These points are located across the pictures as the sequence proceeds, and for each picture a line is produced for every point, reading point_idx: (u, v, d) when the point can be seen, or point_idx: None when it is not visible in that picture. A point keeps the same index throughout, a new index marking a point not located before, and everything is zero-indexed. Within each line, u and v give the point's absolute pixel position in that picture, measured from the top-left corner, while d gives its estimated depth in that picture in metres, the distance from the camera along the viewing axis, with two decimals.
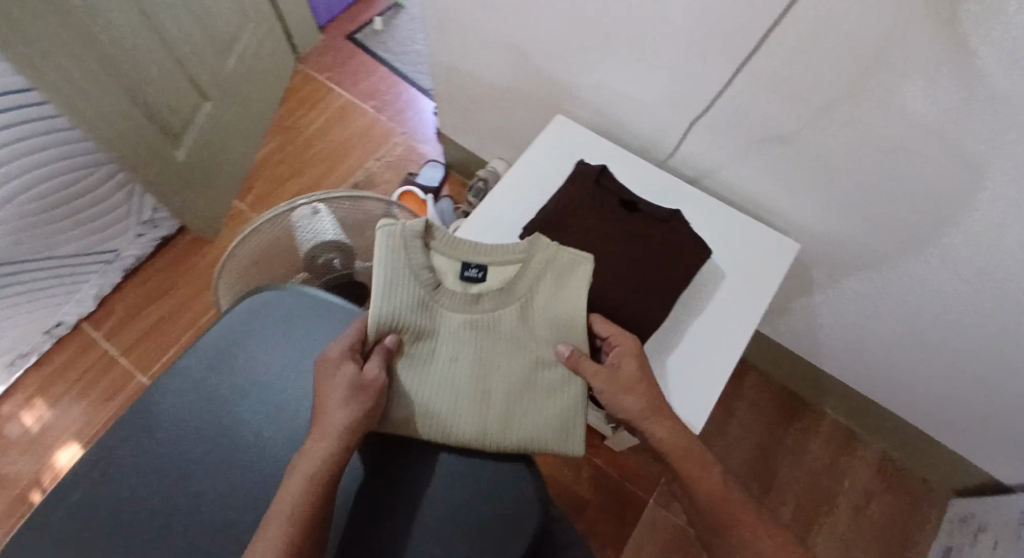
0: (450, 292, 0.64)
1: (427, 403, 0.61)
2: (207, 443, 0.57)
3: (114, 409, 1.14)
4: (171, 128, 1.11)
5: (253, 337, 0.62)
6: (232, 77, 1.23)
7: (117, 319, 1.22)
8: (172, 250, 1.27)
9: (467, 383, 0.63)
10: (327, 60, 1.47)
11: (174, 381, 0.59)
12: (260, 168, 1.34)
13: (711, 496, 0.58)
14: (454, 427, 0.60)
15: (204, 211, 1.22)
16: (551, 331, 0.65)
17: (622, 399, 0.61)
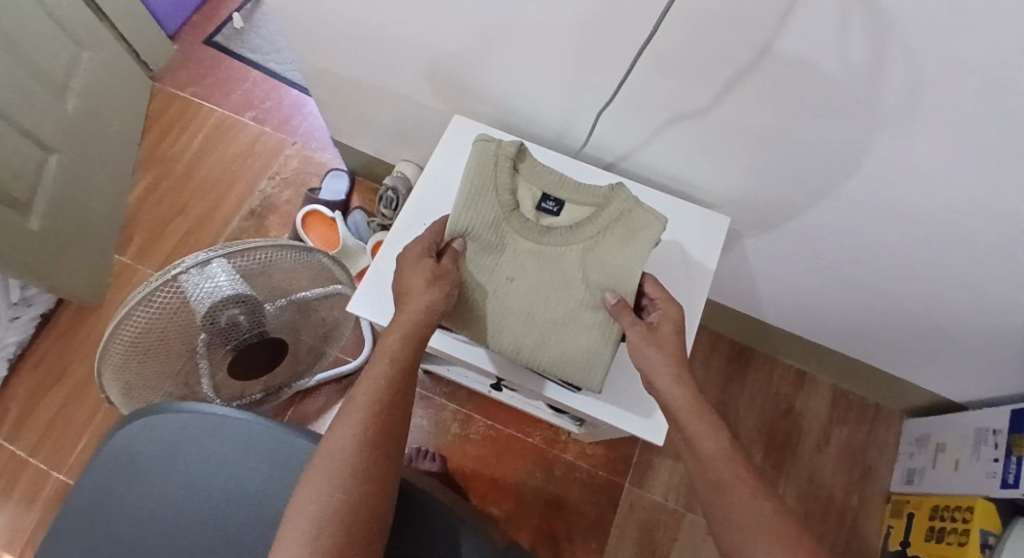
0: (524, 217, 0.65)
1: (472, 306, 0.63)
2: None
3: (36, 518, 0.97)
4: (17, 199, 0.92)
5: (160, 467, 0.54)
6: (75, 119, 1.05)
7: (14, 416, 1.03)
8: (58, 325, 1.09)
9: (510, 302, 0.64)
10: (188, 72, 1.29)
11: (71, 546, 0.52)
12: (139, 213, 1.18)
13: (719, 452, 0.50)
14: (490, 332, 0.64)
15: (83, 279, 1.06)
16: (601, 279, 0.63)
17: (647, 352, 0.56)
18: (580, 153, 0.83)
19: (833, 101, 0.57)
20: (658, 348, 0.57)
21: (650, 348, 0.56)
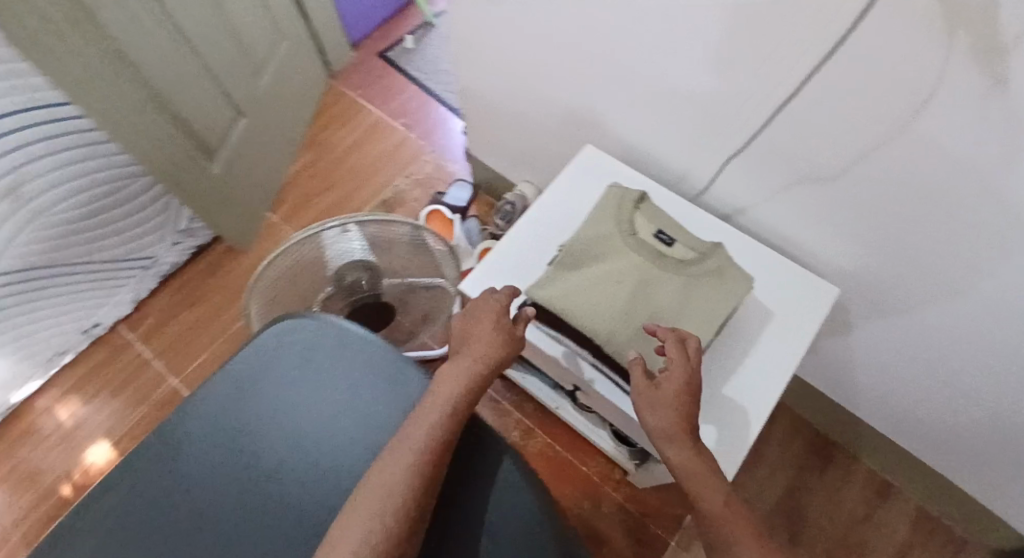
0: (636, 239, 0.70)
1: (573, 295, 0.68)
2: (231, 493, 0.61)
3: (143, 414, 1.16)
4: (207, 144, 1.13)
5: (281, 365, 0.67)
6: (266, 94, 1.25)
7: (151, 323, 1.24)
8: (208, 258, 1.29)
9: (607, 302, 0.67)
10: (359, 76, 1.48)
11: (195, 423, 0.64)
12: (293, 184, 1.35)
13: (716, 512, 0.52)
14: (582, 321, 0.66)
15: (240, 224, 1.24)
16: (693, 309, 0.67)
17: (653, 416, 0.57)
18: (698, 201, 0.88)
19: (960, 186, 0.57)
20: (664, 404, 0.57)
21: (647, 412, 0.57)
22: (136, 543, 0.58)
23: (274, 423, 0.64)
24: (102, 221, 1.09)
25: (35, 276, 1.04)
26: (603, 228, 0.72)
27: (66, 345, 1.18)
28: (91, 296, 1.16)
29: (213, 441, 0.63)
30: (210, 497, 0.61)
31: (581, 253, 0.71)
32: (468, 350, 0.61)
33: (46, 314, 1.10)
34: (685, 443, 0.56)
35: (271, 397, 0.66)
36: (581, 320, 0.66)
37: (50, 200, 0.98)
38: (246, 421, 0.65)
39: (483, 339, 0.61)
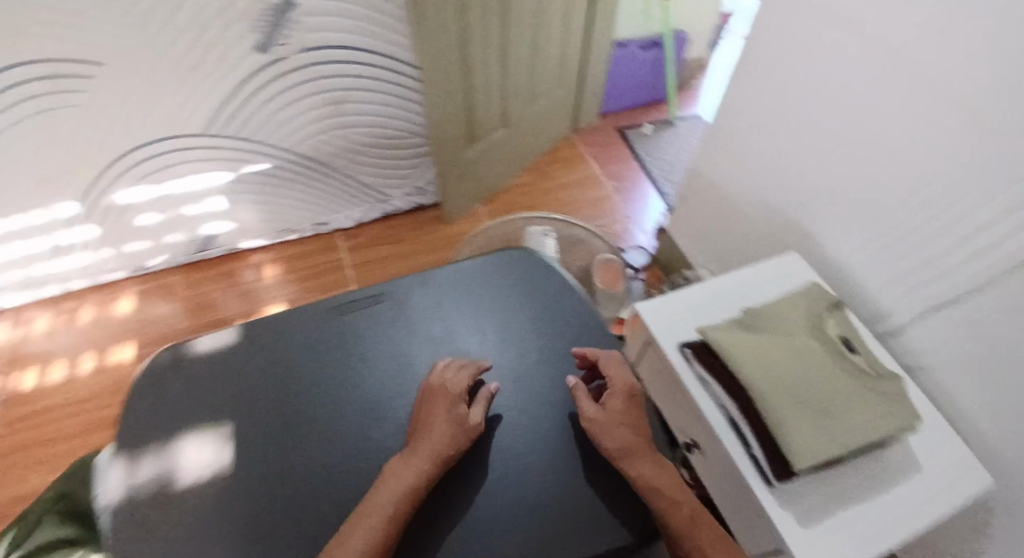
0: (818, 334, 0.79)
1: (749, 344, 0.76)
2: (424, 341, 0.75)
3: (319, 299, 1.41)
4: (473, 133, 1.40)
5: (500, 276, 0.84)
6: (529, 119, 1.52)
7: (360, 241, 1.52)
8: (419, 217, 1.57)
9: (778, 363, 0.74)
10: (596, 137, 1.73)
11: (417, 291, 0.81)
12: (506, 192, 1.60)
13: (683, 520, 0.57)
14: (750, 366, 0.73)
15: (460, 199, 1.50)
16: (855, 408, 0.71)
17: (613, 431, 0.63)
18: (881, 340, 0.92)
19: None
20: (613, 432, 0.63)
21: (610, 430, 0.63)
22: (345, 341, 0.74)
23: (477, 311, 0.80)
24: (377, 151, 1.40)
25: (317, 164, 1.37)
26: (791, 313, 0.81)
27: (299, 227, 1.49)
28: (337, 199, 1.47)
29: (428, 303, 0.80)
30: (408, 338, 0.75)
31: (765, 322, 0.80)
32: (422, 442, 0.60)
33: (304, 195, 1.42)
34: (645, 458, 0.62)
35: (482, 295, 0.82)
36: (749, 365, 0.73)
37: (361, 117, 1.31)
38: (458, 302, 0.80)
39: (438, 426, 0.61)
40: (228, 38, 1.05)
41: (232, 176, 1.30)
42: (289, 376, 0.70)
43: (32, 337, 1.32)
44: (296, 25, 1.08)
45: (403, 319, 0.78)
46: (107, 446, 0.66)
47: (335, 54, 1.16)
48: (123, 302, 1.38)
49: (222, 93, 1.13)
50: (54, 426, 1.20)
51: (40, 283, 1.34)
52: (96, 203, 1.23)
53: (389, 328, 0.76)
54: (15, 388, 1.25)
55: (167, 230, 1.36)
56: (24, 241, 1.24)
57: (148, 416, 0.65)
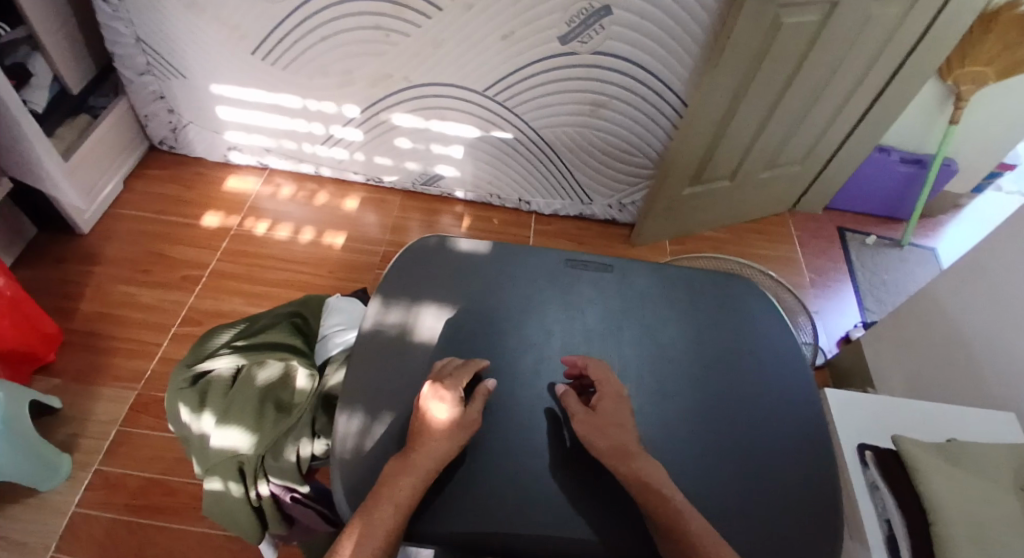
0: None
1: (940, 473, 0.65)
2: (623, 321, 0.78)
3: None
4: (700, 175, 1.41)
5: (724, 298, 0.82)
6: (756, 183, 1.50)
7: (549, 229, 1.61)
8: (610, 229, 1.61)
9: (973, 507, 0.62)
10: (810, 226, 1.67)
11: (635, 277, 0.83)
12: (698, 239, 1.59)
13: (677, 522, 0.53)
14: (933, 497, 0.63)
15: (654, 228, 1.52)
16: None
17: (599, 435, 0.60)
18: None
19: None
20: (603, 433, 0.60)
21: (597, 434, 0.60)
22: (555, 292, 0.80)
23: (687, 319, 0.79)
24: (605, 158, 1.46)
25: (549, 148, 1.46)
26: (1011, 460, 0.67)
27: (505, 196, 1.61)
28: (549, 188, 1.56)
29: (644, 290, 0.81)
30: (611, 314, 0.78)
31: (973, 456, 0.67)
32: (419, 445, 0.58)
33: (524, 170, 1.53)
34: (631, 457, 0.58)
35: (699, 308, 0.80)
36: (934, 494, 0.63)
37: (608, 126, 1.38)
38: (671, 301, 0.81)
39: (437, 431, 0.59)
40: (543, 22, 1.18)
41: (479, 134, 1.45)
42: (501, 296, 0.77)
43: (275, 198, 1.57)
44: (600, 30, 1.19)
45: (614, 295, 0.80)
46: (336, 296, 0.87)
47: (618, 64, 1.25)
48: (350, 201, 1.61)
49: (512, 66, 1.28)
50: (262, 271, 1.40)
51: (299, 159, 1.59)
52: (373, 115, 1.45)
53: (597, 296, 0.80)
54: (249, 229, 1.48)
55: (408, 156, 1.55)
56: (308, 121, 1.48)
57: (397, 278, 0.77)
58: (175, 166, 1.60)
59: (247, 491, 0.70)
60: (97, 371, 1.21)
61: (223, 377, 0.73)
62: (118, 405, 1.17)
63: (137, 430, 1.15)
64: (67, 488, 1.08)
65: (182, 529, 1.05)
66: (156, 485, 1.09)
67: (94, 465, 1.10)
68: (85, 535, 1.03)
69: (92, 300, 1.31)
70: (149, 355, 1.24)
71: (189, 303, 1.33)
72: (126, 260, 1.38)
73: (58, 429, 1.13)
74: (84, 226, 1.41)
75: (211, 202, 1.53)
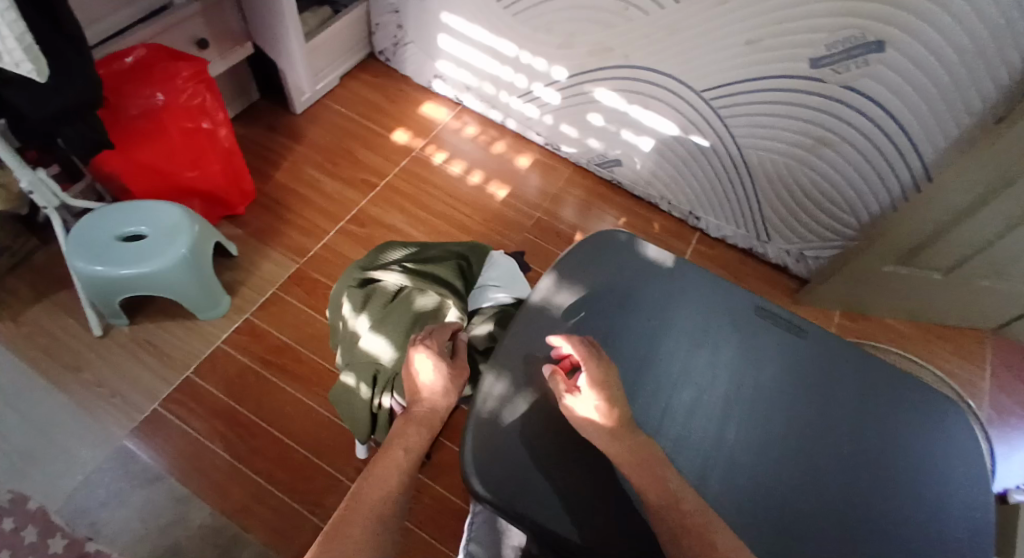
0: None
1: None
2: (812, 383, 0.67)
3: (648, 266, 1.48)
4: (913, 257, 1.23)
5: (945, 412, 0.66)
6: (974, 289, 1.27)
7: (710, 253, 1.51)
8: (775, 276, 1.48)
9: None
10: (1015, 359, 1.41)
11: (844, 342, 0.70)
12: (872, 321, 1.41)
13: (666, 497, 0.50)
14: None
15: (828, 292, 1.38)
16: None
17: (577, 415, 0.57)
18: None
19: None
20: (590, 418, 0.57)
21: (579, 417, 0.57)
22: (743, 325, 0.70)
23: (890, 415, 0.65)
24: (805, 201, 1.32)
25: (747, 174, 1.34)
26: None
27: (676, 205, 1.53)
28: (729, 211, 1.45)
29: (849, 359, 0.68)
30: (801, 371, 0.67)
31: None
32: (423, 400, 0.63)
33: (708, 186, 1.43)
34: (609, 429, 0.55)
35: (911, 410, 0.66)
36: None
37: (823, 169, 1.24)
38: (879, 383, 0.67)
39: (439, 387, 0.64)
40: (800, 38, 1.06)
41: (678, 134, 1.37)
42: (674, 309, 0.71)
43: (459, 134, 1.62)
44: (862, 64, 1.04)
45: (811, 351, 0.68)
46: (499, 252, 0.88)
47: (866, 107, 1.10)
48: (524, 159, 1.62)
49: (742, 76, 1.18)
50: (428, 198, 1.46)
51: (492, 104, 1.62)
52: (578, 83, 1.42)
53: (794, 346, 0.69)
54: (428, 155, 1.55)
55: (596, 134, 1.51)
56: (514, 71, 1.50)
57: (575, 261, 0.74)
58: (384, 77, 1.70)
59: (372, 396, 0.77)
60: (270, 235, 1.35)
61: (388, 290, 0.79)
62: (277, 270, 1.30)
63: (285, 297, 1.26)
64: (220, 324, 1.22)
65: (294, 398, 1.15)
66: (285, 351, 1.20)
67: (245, 314, 1.24)
68: (222, 369, 1.17)
69: (284, 173, 1.45)
70: (312, 238, 1.35)
71: (359, 205, 1.42)
72: (320, 148, 1.51)
73: (227, 272, 1.28)
74: (297, 107, 1.56)
75: (404, 120, 1.61)
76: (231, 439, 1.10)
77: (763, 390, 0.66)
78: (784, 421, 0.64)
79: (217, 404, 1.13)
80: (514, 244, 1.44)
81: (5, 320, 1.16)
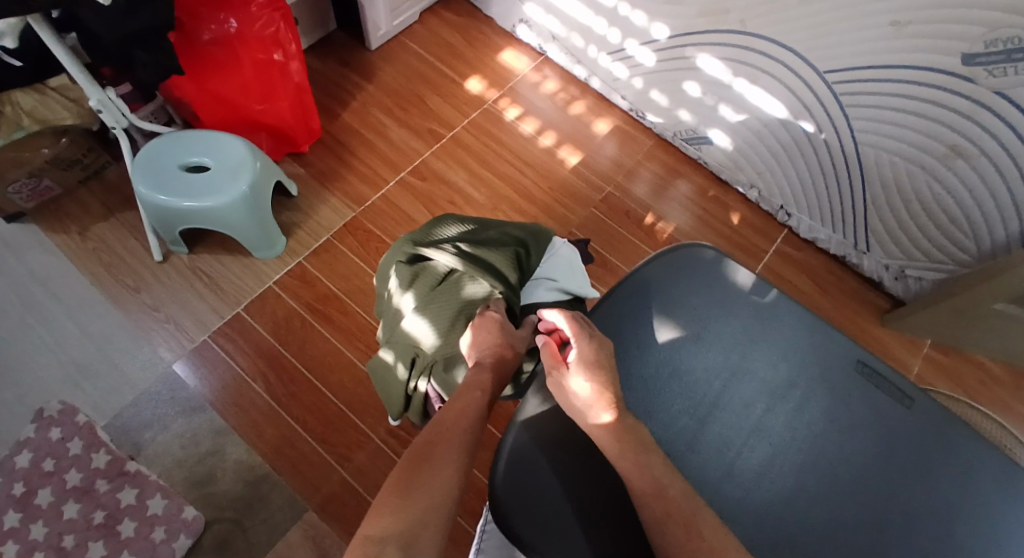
0: None
1: None
2: (905, 467, 0.57)
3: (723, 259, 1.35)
4: None
5: None
6: None
7: (794, 254, 1.37)
8: (864, 291, 1.33)
9: None
10: None
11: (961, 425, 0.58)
12: (968, 360, 1.25)
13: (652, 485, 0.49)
14: None
15: (923, 322, 1.22)
16: None
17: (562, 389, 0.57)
18: None
19: None
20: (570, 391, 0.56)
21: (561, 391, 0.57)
22: (832, 380, 0.61)
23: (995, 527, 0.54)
24: (920, 216, 1.15)
25: (856, 174, 1.18)
26: None
27: (766, 196, 1.38)
28: (825, 211, 1.29)
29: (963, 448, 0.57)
30: (893, 449, 0.57)
31: None
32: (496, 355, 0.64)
33: (808, 181, 1.27)
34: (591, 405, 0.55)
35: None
36: None
37: (950, 183, 1.06)
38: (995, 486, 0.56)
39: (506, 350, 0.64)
40: (956, 27, 0.88)
41: (785, 117, 1.20)
42: (751, 348, 0.62)
43: (537, 88, 1.50)
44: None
45: (912, 429, 0.58)
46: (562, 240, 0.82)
47: (1022, 121, 0.91)
48: (602, 124, 1.49)
49: (875, 63, 1.00)
50: (494, 158, 1.38)
51: (578, 59, 1.48)
52: (678, 47, 1.26)
53: (892, 418, 0.58)
54: (501, 110, 1.45)
55: (688, 105, 1.36)
56: (608, 25, 1.34)
57: (648, 275, 0.65)
58: (466, 17, 1.58)
59: (409, 378, 0.73)
60: (330, 178, 1.31)
61: (438, 271, 0.74)
62: (334, 216, 1.27)
63: (338, 246, 1.24)
64: (273, 264, 1.22)
65: (335, 350, 1.15)
66: (332, 301, 1.19)
67: (298, 257, 1.23)
68: (270, 309, 1.17)
69: (351, 113, 1.40)
70: (371, 187, 1.31)
71: (423, 156, 1.36)
72: (390, 90, 1.44)
73: (285, 211, 1.27)
74: (372, 43, 1.48)
75: (481, 67, 1.50)
76: (271, 381, 1.11)
77: (840, 463, 0.57)
78: (859, 504, 0.55)
79: (261, 345, 1.14)
80: (578, 218, 1.35)
81: (75, 233, 1.20)
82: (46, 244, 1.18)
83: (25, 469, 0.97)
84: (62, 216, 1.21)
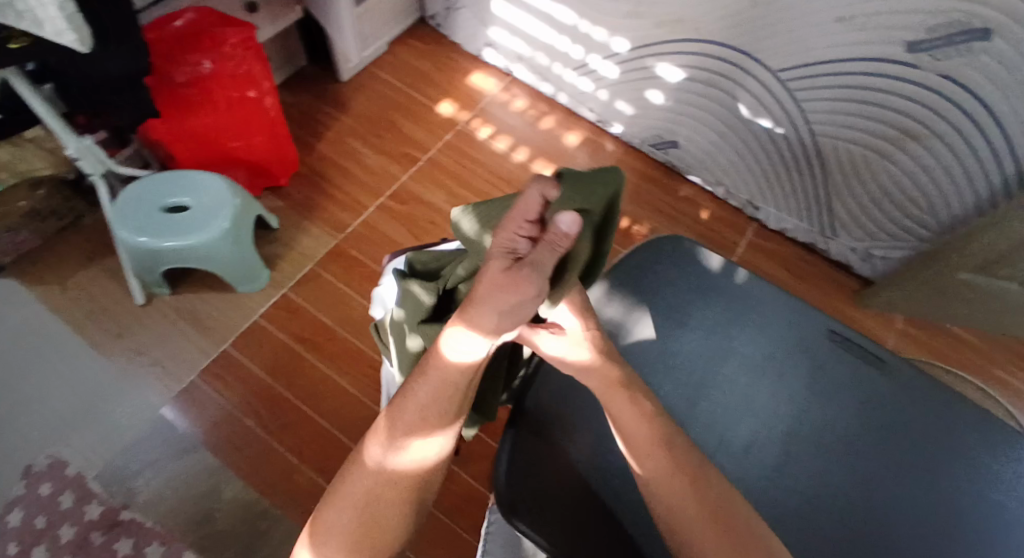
0: None
1: None
2: (886, 428, 0.60)
3: None
4: (996, 269, 1.11)
5: None
6: None
7: (768, 247, 1.42)
8: (837, 276, 1.38)
9: None
10: None
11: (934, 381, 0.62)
12: (938, 333, 1.32)
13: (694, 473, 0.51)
14: None
15: (893, 299, 1.28)
16: None
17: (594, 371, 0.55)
18: None
19: None
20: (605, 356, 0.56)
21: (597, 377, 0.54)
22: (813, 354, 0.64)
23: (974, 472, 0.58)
24: (880, 197, 1.21)
25: (817, 163, 1.24)
26: None
27: (735, 192, 1.43)
28: (790, 201, 1.35)
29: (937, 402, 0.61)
30: (875, 412, 0.61)
31: None
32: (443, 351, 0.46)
33: (773, 175, 1.33)
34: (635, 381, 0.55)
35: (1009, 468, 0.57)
36: None
37: (907, 162, 1.12)
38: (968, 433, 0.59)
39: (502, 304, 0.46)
40: (896, 19, 0.95)
41: (746, 115, 1.26)
42: (734, 331, 0.66)
43: (508, 107, 1.55)
44: (965, 52, 0.93)
45: (890, 390, 0.62)
46: None
47: (964, 99, 0.98)
48: (572, 136, 1.54)
49: (825, 56, 1.07)
50: (471, 176, 1.41)
51: (543, 77, 1.53)
52: (639, 57, 1.32)
53: (869, 382, 0.62)
54: (473, 130, 1.49)
55: (653, 112, 1.42)
56: (571, 42, 1.40)
57: (630, 269, 0.68)
58: (433, 44, 1.63)
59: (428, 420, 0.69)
60: (312, 209, 1.33)
61: None
62: (318, 245, 1.29)
63: (323, 274, 1.26)
64: (258, 298, 1.23)
65: (328, 377, 1.15)
66: (322, 329, 1.20)
67: (283, 288, 1.24)
68: (260, 342, 1.18)
69: (327, 144, 1.42)
70: (351, 214, 1.33)
71: (402, 180, 1.38)
72: (364, 119, 1.47)
73: (268, 245, 1.28)
74: (343, 75, 1.51)
75: (451, 91, 1.55)
76: (264, 416, 1.11)
77: (827, 430, 0.61)
78: (848, 469, 0.59)
79: (254, 379, 1.14)
80: None
81: (54, 283, 1.19)
82: (24, 297, 1.17)
83: (18, 528, 0.98)
84: (39, 267, 1.20)
